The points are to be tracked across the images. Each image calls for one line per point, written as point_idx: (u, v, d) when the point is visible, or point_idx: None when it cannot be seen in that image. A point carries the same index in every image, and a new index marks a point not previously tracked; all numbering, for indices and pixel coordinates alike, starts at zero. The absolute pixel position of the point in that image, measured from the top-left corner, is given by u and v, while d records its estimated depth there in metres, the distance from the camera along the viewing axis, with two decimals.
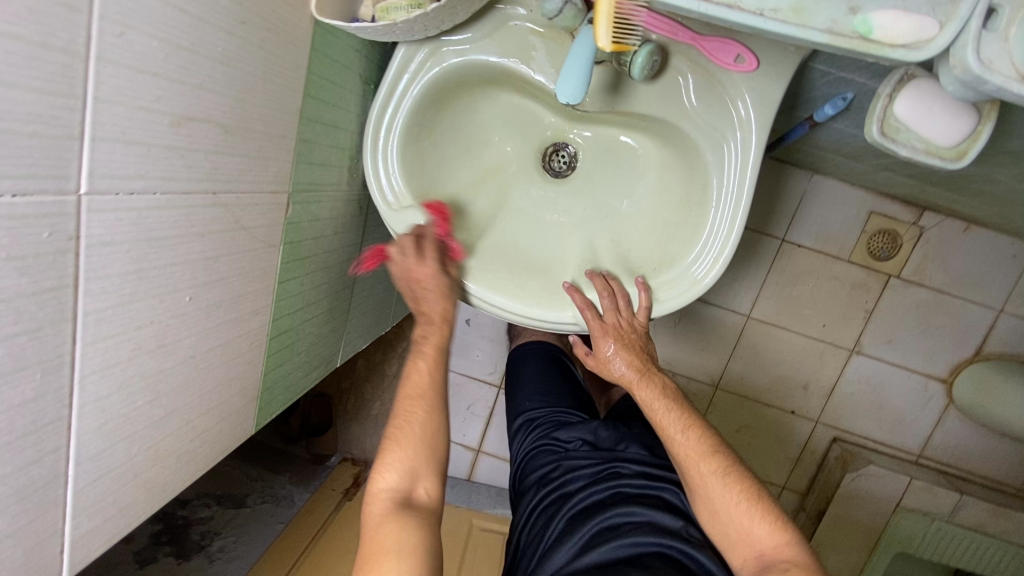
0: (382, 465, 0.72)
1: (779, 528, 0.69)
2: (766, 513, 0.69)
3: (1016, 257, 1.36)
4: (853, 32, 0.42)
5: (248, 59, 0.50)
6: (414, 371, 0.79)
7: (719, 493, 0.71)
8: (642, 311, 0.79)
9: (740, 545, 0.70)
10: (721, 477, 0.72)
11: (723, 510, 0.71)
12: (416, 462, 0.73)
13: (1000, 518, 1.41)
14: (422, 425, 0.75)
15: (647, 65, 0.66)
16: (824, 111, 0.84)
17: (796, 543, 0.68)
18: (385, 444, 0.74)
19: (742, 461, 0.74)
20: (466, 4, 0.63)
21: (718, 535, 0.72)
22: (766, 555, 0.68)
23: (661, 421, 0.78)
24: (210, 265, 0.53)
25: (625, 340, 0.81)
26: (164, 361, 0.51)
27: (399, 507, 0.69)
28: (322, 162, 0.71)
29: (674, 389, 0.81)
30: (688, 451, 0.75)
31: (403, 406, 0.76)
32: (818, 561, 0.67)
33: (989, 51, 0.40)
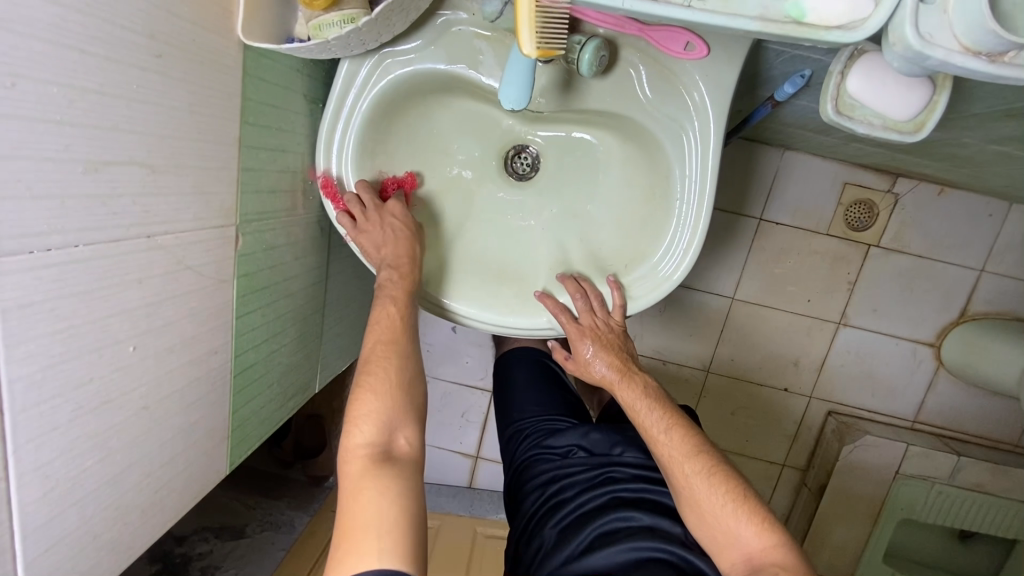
0: (357, 419, 0.67)
1: (767, 529, 0.67)
2: (753, 515, 0.68)
3: (993, 216, 1.36)
4: (786, 17, 0.40)
5: (168, 93, 0.48)
6: (376, 321, 0.75)
7: (705, 495, 0.70)
8: (619, 312, 0.79)
9: (727, 548, 0.68)
10: (707, 477, 0.70)
11: (710, 512, 0.69)
12: (392, 412, 0.69)
13: (1000, 476, 1.42)
14: (392, 375, 0.71)
15: (595, 61, 0.65)
16: (784, 91, 0.81)
17: (785, 545, 0.66)
18: (356, 396, 0.69)
19: (727, 460, 0.73)
20: (401, 14, 0.61)
21: (706, 539, 0.71)
22: (755, 558, 0.66)
23: (644, 423, 0.77)
24: (154, 311, 0.51)
25: (604, 340, 0.80)
26: (114, 417, 0.49)
27: (379, 459, 0.65)
28: (271, 189, 0.68)
29: (656, 387, 0.80)
30: (673, 452, 0.73)
31: (371, 357, 0.72)
32: (807, 564, 0.65)
33: (929, 25, 0.38)
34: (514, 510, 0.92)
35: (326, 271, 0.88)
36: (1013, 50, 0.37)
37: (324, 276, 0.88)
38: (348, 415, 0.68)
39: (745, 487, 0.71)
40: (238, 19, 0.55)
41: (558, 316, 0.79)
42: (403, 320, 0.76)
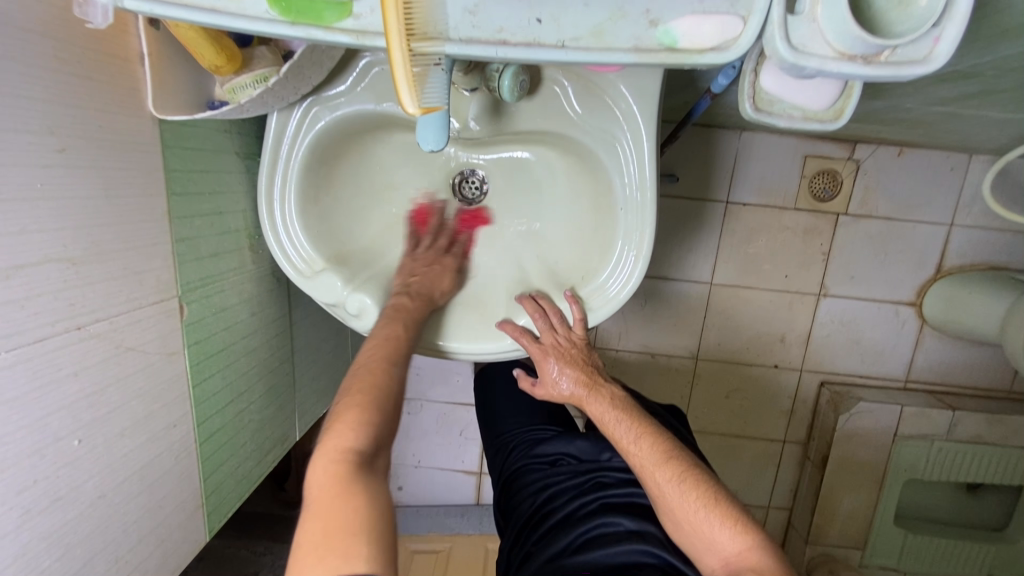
0: (341, 422, 0.63)
1: (741, 531, 0.68)
2: (725, 518, 0.69)
3: (955, 169, 1.37)
4: (658, 45, 0.41)
5: (79, 185, 0.48)
6: (382, 327, 0.73)
7: (678, 501, 0.71)
8: (578, 329, 0.78)
9: (707, 553, 0.69)
10: (679, 484, 0.71)
11: (685, 519, 0.71)
12: (379, 424, 0.64)
13: (997, 425, 1.42)
14: (384, 387, 0.68)
15: (515, 86, 0.65)
16: (719, 82, 0.75)
17: (759, 545, 0.67)
18: (346, 401, 0.65)
19: (699, 465, 0.74)
20: (314, 66, 0.61)
21: (685, 546, 0.72)
22: (732, 562, 0.67)
23: (615, 434, 0.78)
24: (97, 400, 0.51)
25: (569, 359, 0.79)
26: (66, 514, 0.49)
27: (359, 468, 0.60)
28: (214, 252, 0.68)
29: (624, 398, 0.80)
30: (644, 462, 0.75)
31: (368, 363, 0.69)
32: (786, 564, 0.65)
33: (800, 35, 0.39)
34: (506, 521, 0.91)
35: (289, 319, 0.88)
36: (886, 49, 0.38)
37: (288, 324, 0.88)
38: (331, 417, 0.64)
39: (718, 490, 0.72)
40: (149, 95, 0.55)
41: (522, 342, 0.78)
42: (406, 339, 0.73)
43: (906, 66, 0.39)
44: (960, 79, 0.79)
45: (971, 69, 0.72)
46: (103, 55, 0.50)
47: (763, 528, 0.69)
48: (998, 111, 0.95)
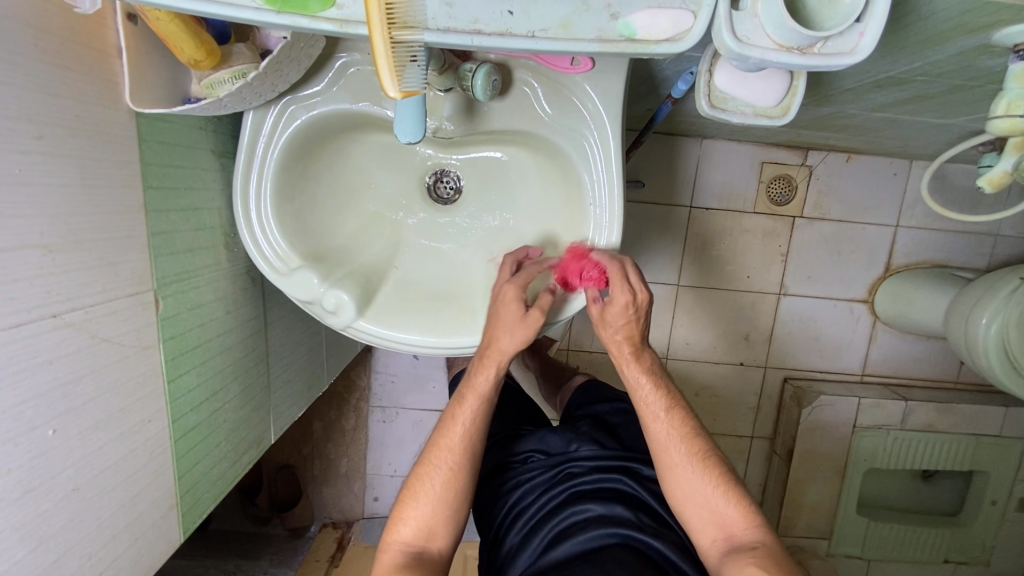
0: (399, 517, 0.73)
1: (744, 507, 0.71)
2: (737, 498, 0.72)
3: (898, 174, 1.46)
4: (619, 36, 0.45)
5: (57, 172, 0.48)
6: (452, 419, 0.77)
7: (695, 477, 0.73)
8: (626, 281, 0.73)
9: (710, 526, 0.72)
10: (698, 463, 0.73)
11: (698, 492, 0.72)
12: (433, 518, 0.73)
13: (946, 414, 1.50)
14: (439, 484, 0.74)
15: (488, 85, 0.68)
16: (679, 88, 0.80)
17: (760, 526, 0.71)
18: (404, 496, 0.75)
19: (711, 442, 0.75)
20: (291, 63, 0.63)
21: (686, 516, 0.73)
22: (735, 537, 0.70)
23: (644, 403, 0.76)
24: (72, 390, 0.51)
25: (626, 321, 0.74)
26: (39, 506, 0.48)
27: (411, 564, 0.70)
28: (189, 248, 0.68)
29: (657, 368, 0.77)
30: (671, 433, 0.74)
31: (430, 457, 0.75)
32: (778, 541, 0.70)
33: (745, 29, 0.44)
34: (477, 520, 0.89)
35: (264, 320, 0.87)
36: (818, 42, 0.44)
37: (262, 324, 0.87)
38: (395, 510, 0.74)
39: (726, 470, 0.74)
40: (125, 87, 0.55)
41: (528, 337, 0.76)
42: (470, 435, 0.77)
43: (836, 58, 0.44)
44: (895, 87, 0.86)
45: (904, 75, 0.79)
46: (81, 46, 0.50)
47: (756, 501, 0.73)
48: (931, 117, 1.03)
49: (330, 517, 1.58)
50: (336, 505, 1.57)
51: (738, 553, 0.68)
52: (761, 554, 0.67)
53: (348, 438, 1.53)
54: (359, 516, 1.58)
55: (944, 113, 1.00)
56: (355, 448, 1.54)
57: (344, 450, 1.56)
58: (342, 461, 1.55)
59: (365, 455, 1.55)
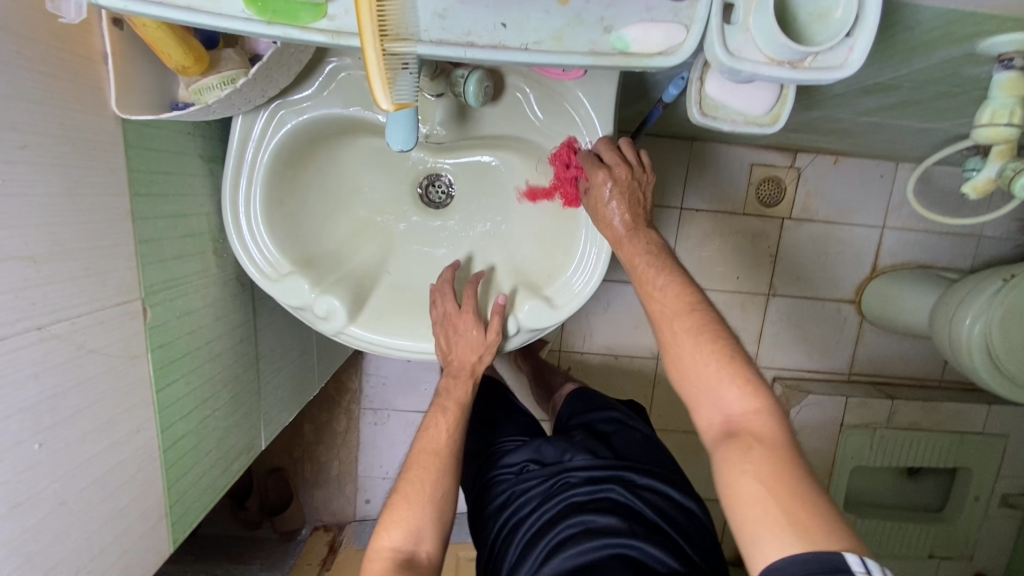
0: (388, 524, 0.71)
1: (753, 396, 0.65)
2: (738, 376, 0.65)
3: (884, 176, 1.48)
4: (612, 49, 0.45)
5: (41, 181, 0.47)
6: (429, 429, 0.81)
7: (691, 354, 0.68)
8: (614, 155, 0.71)
9: (705, 406, 0.68)
10: (699, 340, 0.67)
11: (693, 369, 0.68)
12: (422, 521, 0.72)
13: (931, 412, 1.52)
14: (428, 486, 0.75)
15: (480, 91, 0.68)
16: (670, 94, 0.79)
17: (767, 412, 0.64)
18: (392, 501, 0.74)
19: (726, 329, 0.68)
20: (281, 68, 0.62)
21: (685, 390, 0.70)
22: (733, 417, 0.65)
23: (642, 274, 0.72)
24: (58, 402, 0.50)
25: (621, 193, 0.71)
26: (25, 521, 0.48)
27: (400, 569, 0.67)
28: (177, 255, 0.67)
29: (660, 250, 0.72)
30: (664, 310, 0.70)
31: (417, 462, 0.77)
32: (786, 432, 0.63)
33: (736, 42, 0.45)
34: (480, 535, 0.90)
35: (253, 325, 0.87)
36: (808, 56, 0.45)
37: (252, 330, 0.86)
38: (380, 519, 0.73)
39: (739, 355, 0.67)
40: (112, 93, 0.54)
41: (483, 359, 0.84)
42: (450, 444, 0.80)
43: (825, 72, 0.45)
44: (882, 92, 0.87)
45: (891, 82, 0.79)
46: (65, 52, 0.50)
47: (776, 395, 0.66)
48: (917, 121, 1.05)
49: (321, 520, 1.58)
50: (327, 508, 1.56)
51: (731, 432, 0.64)
52: (763, 446, 0.61)
53: (340, 440, 1.53)
54: (351, 519, 1.58)
55: (929, 117, 1.01)
56: (346, 450, 1.53)
57: (335, 452, 1.55)
58: (333, 463, 1.54)
59: (356, 457, 1.54)
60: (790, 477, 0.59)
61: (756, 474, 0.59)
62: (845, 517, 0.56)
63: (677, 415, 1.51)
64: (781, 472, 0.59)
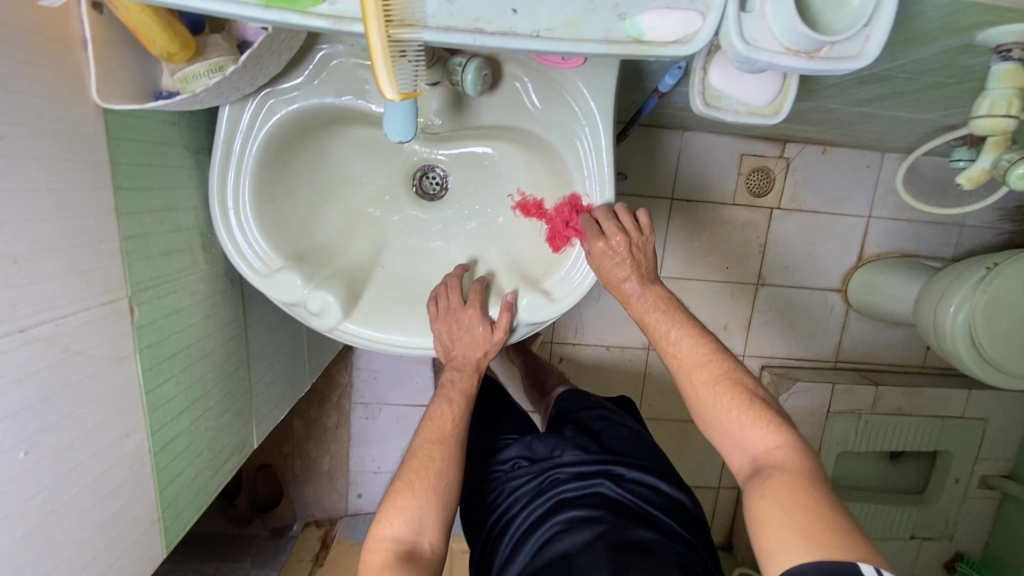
0: (389, 512, 0.70)
1: (774, 433, 0.66)
2: (758, 419, 0.68)
3: (870, 166, 1.50)
4: (627, 38, 0.44)
5: (19, 176, 0.45)
6: (435, 418, 0.79)
7: (712, 400, 0.70)
8: (626, 217, 0.73)
9: (736, 450, 0.69)
10: (721, 391, 0.69)
11: (718, 417, 0.70)
12: (424, 510, 0.71)
13: (914, 397, 1.55)
14: (430, 475, 0.73)
15: (479, 80, 0.66)
16: (666, 83, 0.78)
17: (791, 448, 0.65)
18: (395, 489, 0.72)
19: (744, 372, 0.72)
20: (271, 56, 0.60)
21: (715, 442, 0.72)
22: (758, 457, 0.66)
23: (658, 333, 0.75)
24: (43, 409, 0.48)
25: (631, 256, 0.73)
26: (13, 533, 0.46)
27: (401, 560, 0.66)
28: (164, 252, 0.64)
29: (670, 299, 0.76)
30: (685, 362, 0.73)
31: (420, 450, 0.76)
32: (815, 464, 0.64)
33: (753, 31, 0.45)
34: (471, 532, 0.89)
35: (244, 323, 0.84)
36: (824, 47, 0.45)
37: (242, 328, 0.84)
38: (380, 508, 0.72)
39: (754, 392, 0.70)
40: (92, 82, 0.52)
41: (489, 351, 0.83)
42: (456, 435, 0.79)
43: (841, 62, 0.45)
44: (876, 82, 0.87)
45: (886, 72, 0.79)
46: (43, 39, 0.47)
47: (795, 428, 0.68)
48: (907, 111, 1.05)
49: (313, 515, 1.56)
50: (319, 503, 1.55)
51: (757, 473, 0.64)
52: (782, 477, 0.62)
53: (330, 436, 1.51)
54: (343, 514, 1.57)
55: (919, 108, 1.02)
56: (337, 445, 1.52)
57: (325, 448, 1.53)
58: (324, 458, 1.52)
59: (348, 452, 1.52)
60: (814, 498, 0.59)
61: (776, 501, 0.60)
62: (865, 532, 0.56)
63: (668, 405, 1.52)
64: (802, 494, 0.60)
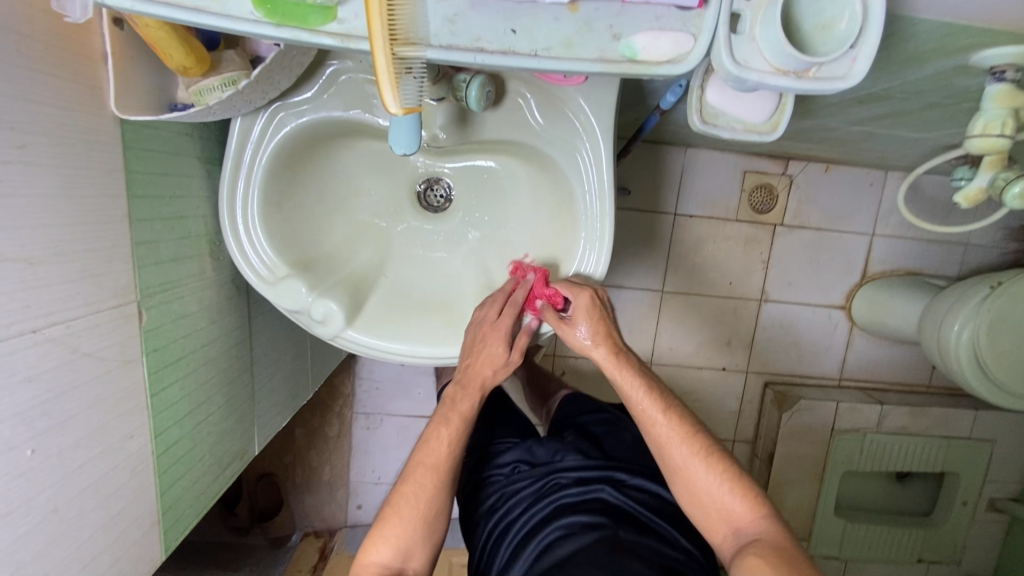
0: (377, 538, 0.72)
1: (753, 504, 0.73)
2: (740, 491, 0.73)
3: (873, 184, 1.51)
4: (621, 57, 0.46)
5: (36, 182, 0.46)
6: (432, 440, 0.79)
7: (697, 475, 0.74)
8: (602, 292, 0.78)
9: (718, 522, 0.73)
10: (702, 461, 0.74)
11: (704, 489, 0.74)
12: (411, 539, 0.73)
13: (919, 417, 1.54)
14: (420, 504, 0.74)
15: (483, 96, 0.68)
16: (667, 100, 0.80)
17: (769, 519, 0.72)
18: (385, 513, 0.74)
19: (715, 444, 0.77)
20: (284, 71, 0.62)
21: (693, 514, 0.76)
22: (743, 529, 0.72)
23: (639, 408, 0.78)
24: (51, 408, 0.49)
25: (603, 330, 0.79)
26: (17, 530, 0.47)
27: None
28: (173, 258, 0.66)
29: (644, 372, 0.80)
30: (669, 436, 0.76)
31: (412, 475, 0.76)
32: (788, 531, 0.71)
33: (743, 52, 0.46)
34: (469, 536, 0.89)
35: (248, 330, 0.85)
36: (813, 66, 0.46)
37: (246, 334, 0.85)
38: (370, 529, 0.74)
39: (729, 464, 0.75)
40: (110, 94, 0.54)
41: (498, 373, 0.81)
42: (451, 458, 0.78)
43: (830, 82, 0.46)
44: (875, 102, 0.88)
45: (884, 92, 0.81)
46: (65, 53, 0.49)
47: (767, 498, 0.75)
48: (908, 131, 1.07)
49: (312, 526, 1.55)
50: (318, 513, 1.54)
51: (746, 547, 0.70)
52: (765, 544, 0.69)
53: (332, 445, 1.51)
54: (342, 524, 1.56)
55: (918, 128, 1.03)
56: (338, 455, 1.52)
57: (327, 457, 1.53)
58: (324, 468, 1.52)
59: (348, 462, 1.53)
60: (799, 566, 0.66)
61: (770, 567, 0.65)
62: None
63: None
64: (789, 561, 0.66)
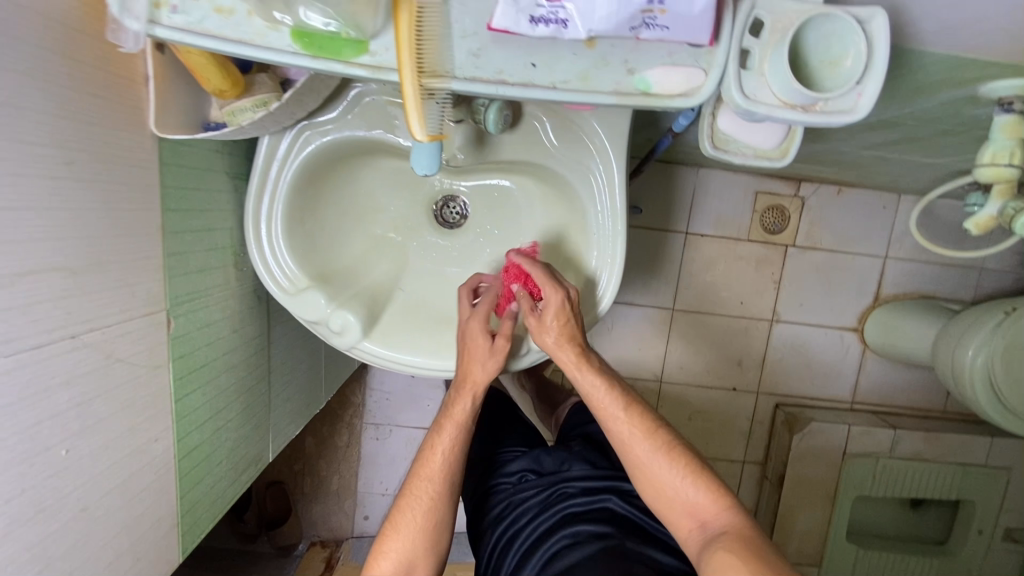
0: (380, 551, 0.74)
1: (719, 497, 0.70)
2: (704, 485, 0.71)
3: (886, 207, 1.51)
4: (635, 90, 0.48)
5: (80, 197, 0.49)
6: (431, 449, 0.79)
7: (658, 471, 0.72)
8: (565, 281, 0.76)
9: (684, 516, 0.71)
10: (664, 456, 0.72)
11: (667, 485, 0.72)
12: (415, 551, 0.74)
13: (934, 442, 1.52)
14: (422, 516, 0.75)
15: (500, 119, 0.70)
16: (679, 123, 0.82)
17: (733, 510, 0.69)
18: (388, 525, 0.75)
19: (678, 437, 0.75)
20: (312, 93, 0.65)
21: (658, 511, 0.73)
22: (708, 522, 0.69)
23: (600, 405, 0.76)
24: (84, 410, 0.51)
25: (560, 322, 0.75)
26: (48, 526, 0.49)
27: None
28: (200, 269, 0.69)
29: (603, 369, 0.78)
30: (630, 432, 0.74)
31: (412, 487, 0.77)
32: (755, 524, 0.68)
33: (752, 86, 0.49)
34: (478, 544, 0.90)
35: (267, 338, 0.88)
36: (820, 101, 0.48)
37: (265, 343, 0.88)
38: (375, 542, 0.75)
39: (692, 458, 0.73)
40: (150, 113, 0.57)
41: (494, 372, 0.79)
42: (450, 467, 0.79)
43: (836, 115, 0.48)
44: (886, 129, 0.90)
45: (895, 119, 0.82)
46: (111, 77, 0.52)
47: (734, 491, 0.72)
48: (920, 156, 1.07)
49: (319, 535, 1.56)
50: (326, 523, 1.55)
51: (711, 542, 0.67)
52: (730, 537, 0.66)
53: (341, 455, 1.53)
54: (349, 535, 1.57)
55: (930, 154, 1.04)
56: (348, 465, 1.53)
57: (336, 466, 1.55)
58: (334, 477, 1.54)
59: (357, 472, 1.54)
60: (765, 559, 0.63)
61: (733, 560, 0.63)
62: None
63: None
64: (754, 555, 0.63)
